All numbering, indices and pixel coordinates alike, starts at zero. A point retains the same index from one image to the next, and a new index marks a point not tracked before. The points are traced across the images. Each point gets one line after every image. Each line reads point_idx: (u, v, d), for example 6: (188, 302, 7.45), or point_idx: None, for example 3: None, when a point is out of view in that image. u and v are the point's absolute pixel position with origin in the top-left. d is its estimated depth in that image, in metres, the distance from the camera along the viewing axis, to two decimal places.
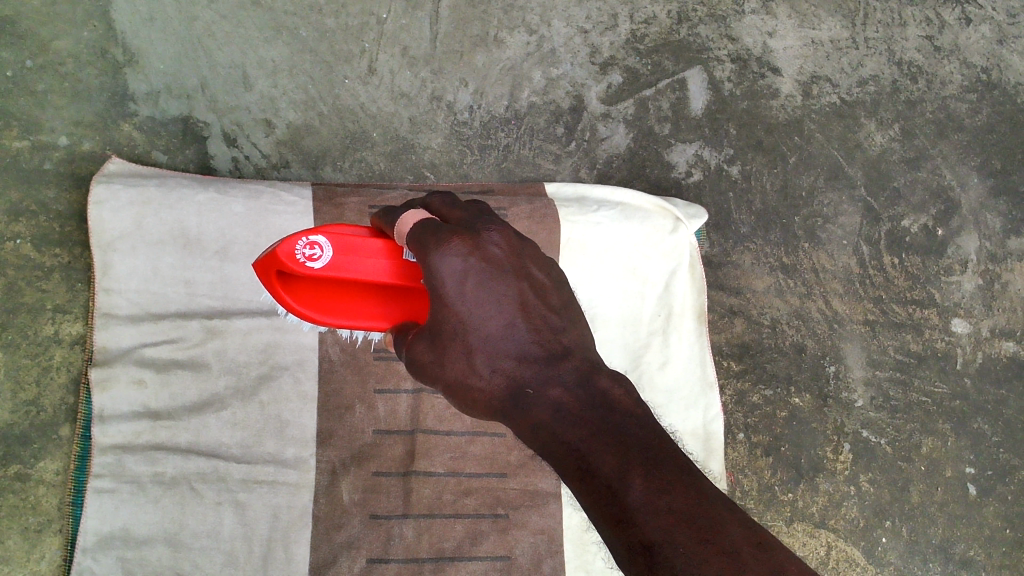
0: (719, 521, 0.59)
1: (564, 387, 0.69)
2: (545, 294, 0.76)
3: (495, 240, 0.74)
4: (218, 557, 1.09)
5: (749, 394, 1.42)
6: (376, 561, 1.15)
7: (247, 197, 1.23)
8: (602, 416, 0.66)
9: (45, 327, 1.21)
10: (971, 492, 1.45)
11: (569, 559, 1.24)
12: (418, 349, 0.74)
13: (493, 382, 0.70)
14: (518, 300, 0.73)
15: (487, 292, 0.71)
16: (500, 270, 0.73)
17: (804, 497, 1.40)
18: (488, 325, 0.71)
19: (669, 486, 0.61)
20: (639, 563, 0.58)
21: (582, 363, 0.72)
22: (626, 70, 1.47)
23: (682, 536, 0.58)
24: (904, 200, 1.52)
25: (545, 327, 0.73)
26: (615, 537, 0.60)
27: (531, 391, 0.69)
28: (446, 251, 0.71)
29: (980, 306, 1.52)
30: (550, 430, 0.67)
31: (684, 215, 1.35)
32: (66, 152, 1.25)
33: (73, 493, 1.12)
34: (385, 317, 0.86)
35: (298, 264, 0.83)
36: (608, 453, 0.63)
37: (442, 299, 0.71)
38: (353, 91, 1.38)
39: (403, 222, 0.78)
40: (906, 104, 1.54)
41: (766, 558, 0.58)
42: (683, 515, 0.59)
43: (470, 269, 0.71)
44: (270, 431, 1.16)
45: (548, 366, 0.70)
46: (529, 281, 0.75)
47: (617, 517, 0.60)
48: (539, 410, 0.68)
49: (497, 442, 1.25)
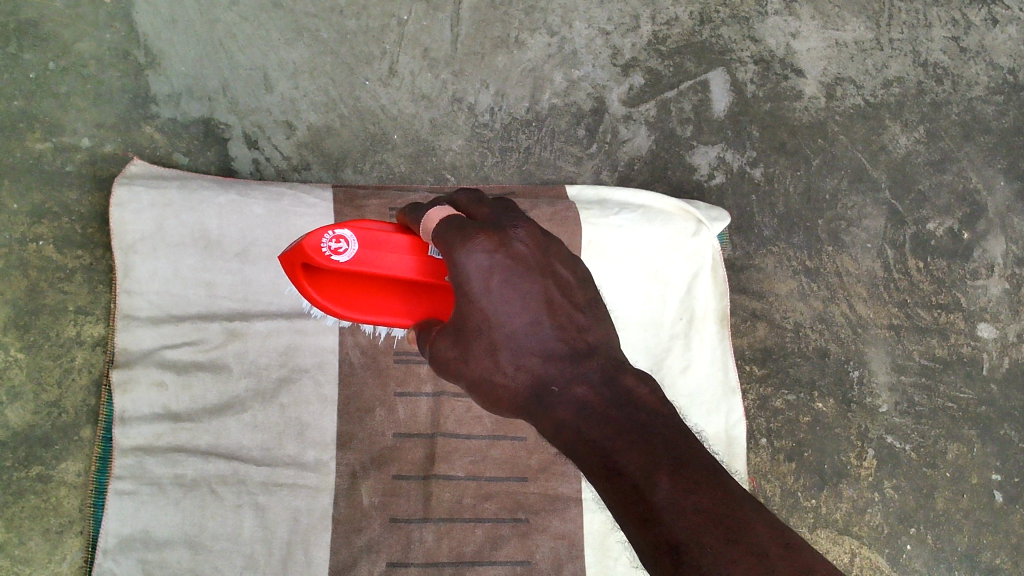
0: (746, 521, 0.58)
1: (589, 385, 0.69)
2: (570, 292, 0.75)
3: (521, 237, 0.73)
4: (238, 560, 1.09)
5: (771, 399, 1.40)
6: (396, 565, 1.14)
7: (268, 198, 1.23)
8: (628, 415, 0.66)
9: (66, 328, 1.22)
10: (997, 500, 1.43)
11: (590, 564, 1.23)
12: (440, 347, 0.73)
13: (518, 379, 0.70)
14: (544, 298, 0.72)
15: (512, 289, 0.70)
16: (526, 267, 0.72)
17: (827, 502, 1.39)
18: (513, 322, 0.70)
19: (696, 485, 0.60)
20: (665, 563, 0.57)
21: (606, 362, 0.72)
22: (648, 71, 1.46)
23: (709, 536, 0.57)
24: (929, 203, 1.50)
25: (570, 326, 0.73)
26: (640, 536, 0.60)
27: (556, 389, 0.69)
28: (472, 247, 0.70)
29: (1006, 310, 1.50)
30: (574, 428, 0.66)
31: (706, 218, 1.34)
32: (88, 154, 1.25)
33: (95, 495, 1.12)
34: (408, 314, 0.85)
35: (324, 258, 0.84)
36: (634, 451, 0.62)
37: (467, 296, 0.70)
38: (373, 93, 1.38)
39: (429, 218, 0.78)
40: (931, 106, 1.53)
41: (793, 558, 0.57)
42: (710, 514, 0.58)
43: (495, 266, 0.70)
44: (290, 433, 1.16)
45: (572, 364, 0.70)
46: (554, 278, 0.74)
47: (643, 516, 0.59)
48: (564, 409, 0.68)
49: (518, 446, 1.24)
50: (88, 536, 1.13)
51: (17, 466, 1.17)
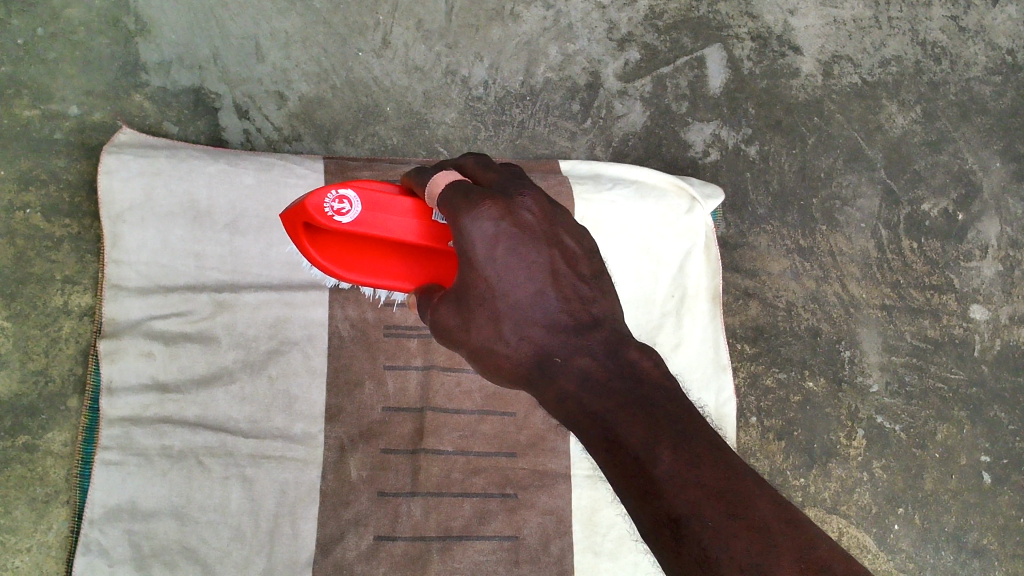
0: (748, 495, 0.58)
1: (593, 356, 0.68)
2: (575, 263, 0.73)
3: (527, 205, 0.72)
4: (225, 532, 1.09)
5: (762, 377, 1.38)
6: (384, 538, 1.14)
7: (258, 168, 1.23)
8: (631, 387, 0.65)
9: (53, 297, 1.21)
10: (986, 481, 1.42)
11: (578, 539, 1.22)
12: (444, 315, 0.73)
13: (520, 350, 0.69)
14: (548, 268, 0.70)
15: (517, 259, 0.69)
16: (531, 236, 0.70)
17: (816, 482, 1.37)
18: (516, 291, 0.69)
19: (698, 458, 0.59)
20: (666, 536, 0.57)
21: (611, 334, 0.70)
22: (644, 47, 1.45)
23: (710, 509, 0.57)
24: (924, 183, 1.49)
25: (574, 297, 0.71)
26: (641, 509, 0.59)
27: (558, 359, 0.68)
28: (476, 215, 0.69)
29: (999, 292, 1.49)
30: (577, 400, 0.66)
31: (700, 195, 1.33)
32: (77, 122, 1.24)
33: (82, 465, 1.12)
34: (408, 277, 0.86)
35: (325, 218, 0.83)
36: (635, 424, 0.62)
37: (472, 264, 0.69)
38: (366, 64, 1.36)
39: (435, 181, 0.78)
40: (929, 86, 1.51)
41: (795, 533, 0.56)
42: (711, 488, 0.58)
43: (501, 234, 0.69)
44: (278, 406, 1.15)
45: (576, 335, 0.69)
46: (560, 248, 0.72)
47: (643, 489, 0.59)
48: (566, 379, 0.67)
49: (507, 421, 1.24)
50: (74, 507, 1.13)
51: (2, 435, 1.16)
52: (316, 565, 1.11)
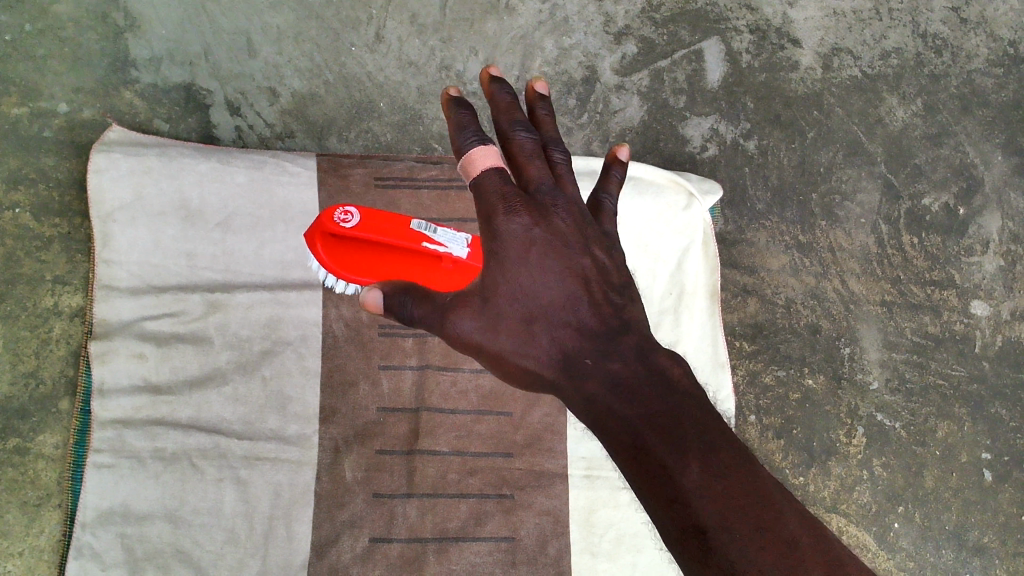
0: (776, 510, 0.56)
1: (623, 361, 0.66)
2: (609, 271, 0.71)
3: (563, 212, 0.71)
4: (219, 535, 1.08)
5: (761, 375, 1.37)
6: (378, 540, 1.13)
7: (250, 166, 1.21)
8: (661, 394, 0.63)
9: (44, 298, 1.20)
10: (987, 478, 1.39)
11: (574, 540, 1.20)
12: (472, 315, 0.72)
13: (548, 352, 0.68)
14: (580, 273, 0.69)
15: (549, 263, 0.69)
16: (563, 242, 0.70)
17: (816, 480, 1.36)
18: (547, 295, 0.68)
19: (727, 470, 0.58)
20: (692, 547, 0.56)
21: (641, 340, 0.68)
22: (641, 40, 1.43)
23: (739, 521, 0.55)
24: (925, 177, 1.46)
25: (606, 303, 0.70)
26: (665, 517, 0.58)
27: (588, 363, 0.67)
28: (512, 216, 0.69)
29: (1001, 287, 1.45)
30: (604, 404, 0.65)
31: (698, 191, 1.31)
32: (66, 119, 1.24)
33: (73, 469, 1.10)
34: None
35: None
36: (663, 431, 0.60)
37: (502, 266, 0.69)
38: (360, 59, 1.35)
39: (472, 157, 0.69)
40: (929, 78, 1.49)
41: (820, 548, 0.55)
42: (740, 500, 0.56)
43: (535, 240, 0.69)
44: (271, 407, 1.14)
45: (605, 340, 0.68)
46: (594, 256, 0.71)
47: (670, 498, 0.57)
48: (595, 383, 0.66)
49: (502, 421, 1.22)
50: (64, 509, 1.12)
51: None
52: (311, 567, 1.10)
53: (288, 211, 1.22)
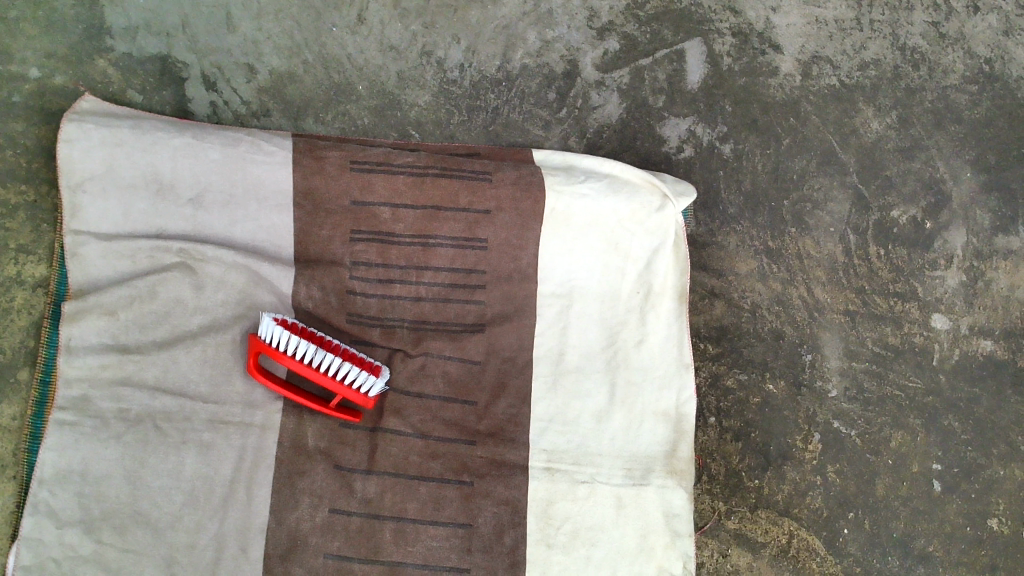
0: None
1: None
2: None
3: None
4: (178, 497, 1.09)
5: (723, 377, 1.40)
6: (338, 511, 1.15)
7: (225, 143, 1.20)
8: None
9: (7, 267, 1.19)
10: (936, 489, 1.40)
11: (531, 531, 1.19)
12: None
13: None
14: None
15: None
16: None
17: (770, 484, 1.38)
18: None
19: None
20: None
21: None
22: (624, 37, 1.43)
23: None
24: (895, 190, 1.47)
25: None
26: None
27: None
28: None
29: (962, 302, 1.46)
30: None
31: (672, 193, 1.31)
32: (36, 85, 1.24)
33: (30, 440, 1.11)
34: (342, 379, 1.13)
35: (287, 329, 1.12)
36: None
37: None
38: (340, 41, 1.35)
39: None
40: (906, 91, 1.50)
41: None
42: None
43: None
44: (239, 370, 1.15)
45: None
46: None
47: None
48: None
49: (467, 409, 1.22)
50: (20, 479, 1.12)
51: None
52: (269, 532, 1.12)
53: (261, 190, 1.21)
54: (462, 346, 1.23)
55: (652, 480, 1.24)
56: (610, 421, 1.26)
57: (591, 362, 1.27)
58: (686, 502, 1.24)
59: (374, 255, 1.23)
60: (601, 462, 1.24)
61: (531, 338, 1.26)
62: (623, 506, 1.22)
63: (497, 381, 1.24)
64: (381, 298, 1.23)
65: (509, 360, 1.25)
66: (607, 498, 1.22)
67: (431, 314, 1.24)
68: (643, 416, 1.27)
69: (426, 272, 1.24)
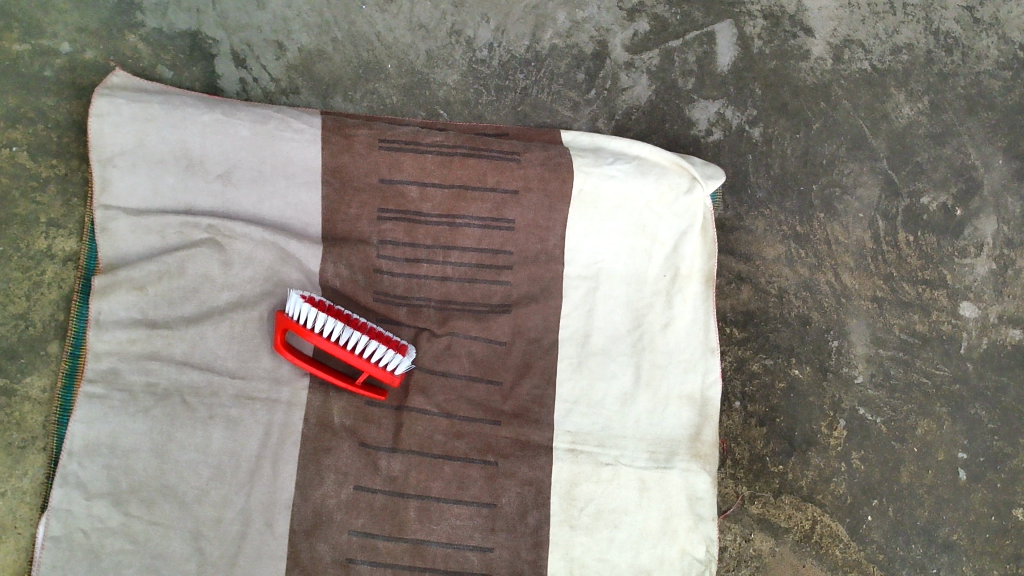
0: None
1: None
2: None
3: None
4: (205, 471, 1.10)
5: (748, 362, 1.39)
6: (362, 489, 1.15)
7: (254, 120, 1.20)
8: None
9: (38, 240, 1.20)
10: (961, 478, 1.39)
11: (554, 512, 1.20)
12: None
13: None
14: None
15: None
16: None
17: (794, 469, 1.38)
18: None
19: None
20: None
21: None
22: (654, 18, 1.42)
23: None
24: (926, 176, 1.46)
25: None
26: None
27: None
28: None
29: (991, 291, 1.45)
30: None
31: (701, 175, 1.30)
32: (68, 59, 1.25)
33: (60, 412, 1.12)
34: None
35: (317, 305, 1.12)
36: None
37: None
38: (369, 19, 1.35)
39: None
40: (939, 77, 1.48)
41: None
42: None
43: None
44: (266, 346, 1.15)
45: None
46: None
47: None
48: None
49: (492, 390, 1.22)
50: (50, 450, 1.13)
51: None
52: (294, 508, 1.12)
53: (290, 167, 1.21)
54: (487, 326, 1.23)
55: (676, 463, 1.24)
56: (635, 403, 1.25)
57: (617, 344, 1.27)
58: (710, 485, 1.24)
59: (402, 234, 1.23)
60: (624, 444, 1.24)
61: (557, 319, 1.26)
62: (646, 489, 1.22)
63: (523, 362, 1.24)
64: (408, 277, 1.23)
65: (535, 341, 1.25)
66: (630, 480, 1.22)
67: (456, 294, 1.24)
68: (668, 399, 1.26)
69: (453, 252, 1.24)
